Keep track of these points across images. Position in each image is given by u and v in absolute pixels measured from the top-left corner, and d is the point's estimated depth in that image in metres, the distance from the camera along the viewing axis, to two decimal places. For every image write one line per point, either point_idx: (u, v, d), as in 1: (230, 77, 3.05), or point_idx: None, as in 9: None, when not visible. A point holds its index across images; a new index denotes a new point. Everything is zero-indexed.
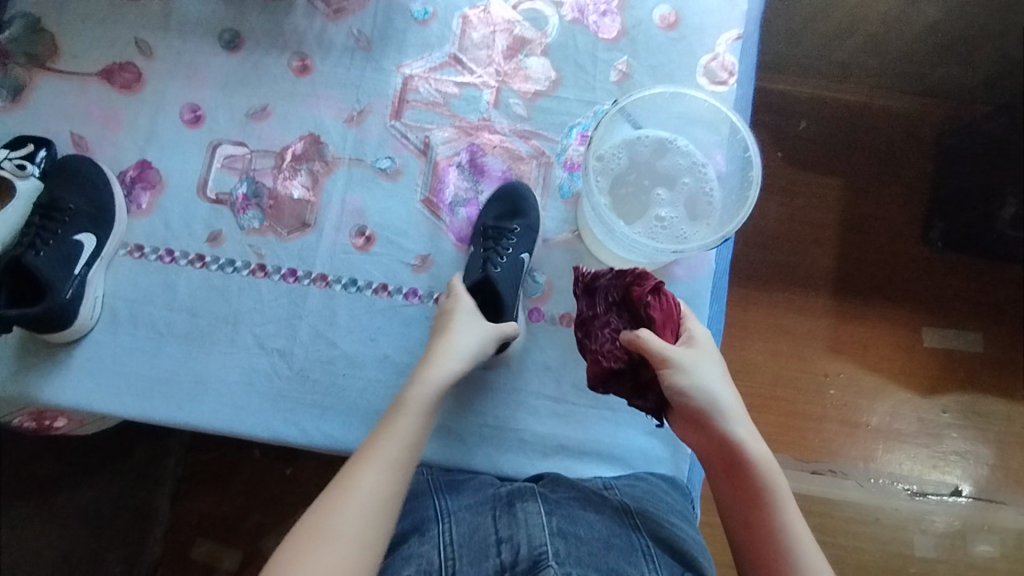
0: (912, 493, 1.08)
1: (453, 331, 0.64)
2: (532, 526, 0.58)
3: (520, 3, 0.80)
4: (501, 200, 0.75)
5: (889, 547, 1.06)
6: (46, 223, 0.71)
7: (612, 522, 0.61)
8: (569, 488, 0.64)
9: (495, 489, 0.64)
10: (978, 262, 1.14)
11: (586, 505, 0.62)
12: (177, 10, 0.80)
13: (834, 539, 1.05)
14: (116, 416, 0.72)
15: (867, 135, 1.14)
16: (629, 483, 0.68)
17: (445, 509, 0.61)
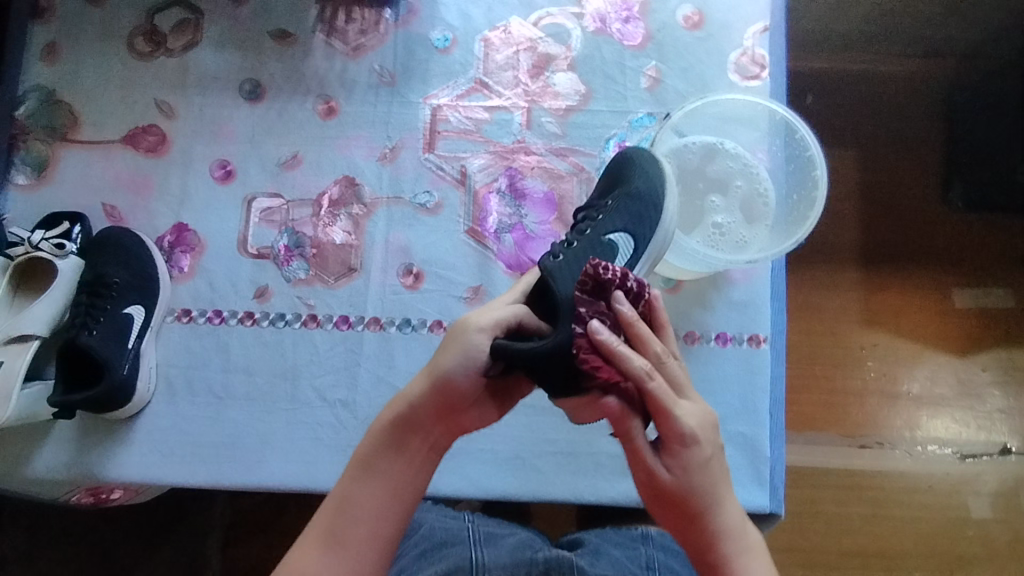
0: (960, 456, 1.07)
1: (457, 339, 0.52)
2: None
3: (540, 19, 0.79)
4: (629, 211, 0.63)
5: (944, 513, 1.05)
6: (95, 300, 0.71)
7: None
8: (608, 565, 0.60)
9: (535, 554, 0.60)
10: (1002, 218, 1.13)
11: None
12: (193, 65, 0.79)
13: (886, 509, 1.05)
14: (184, 486, 0.71)
15: (874, 103, 1.15)
16: (671, 569, 0.63)
17: (482, 564, 0.60)
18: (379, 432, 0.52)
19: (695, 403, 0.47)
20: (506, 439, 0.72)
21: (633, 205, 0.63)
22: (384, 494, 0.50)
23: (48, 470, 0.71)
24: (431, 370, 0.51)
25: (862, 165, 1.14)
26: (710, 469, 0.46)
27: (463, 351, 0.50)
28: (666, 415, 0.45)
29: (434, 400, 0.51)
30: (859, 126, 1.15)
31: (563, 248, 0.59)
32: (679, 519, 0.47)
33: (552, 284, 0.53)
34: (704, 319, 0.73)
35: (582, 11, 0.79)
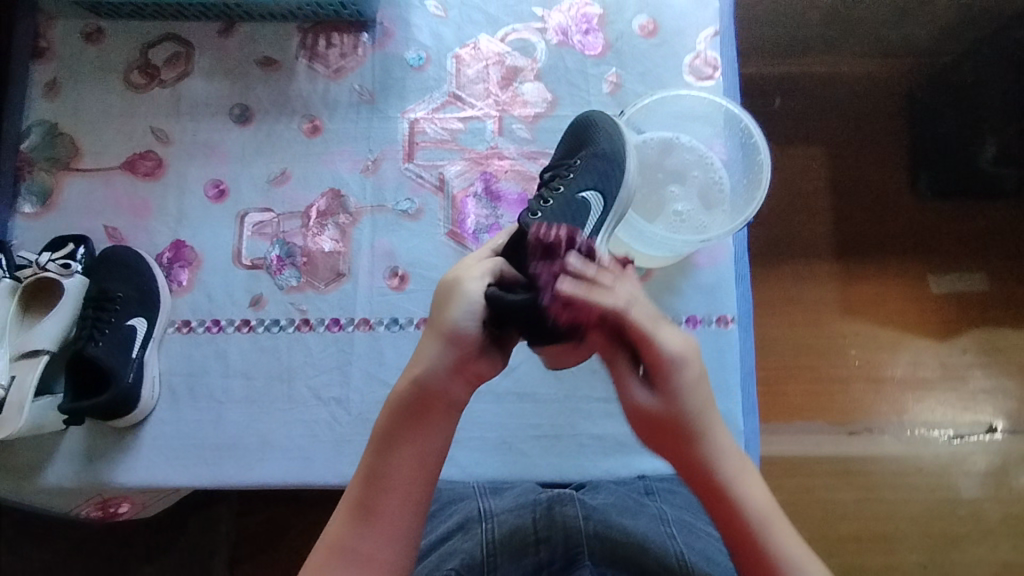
0: (951, 438, 1.12)
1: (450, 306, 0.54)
2: (569, 528, 0.61)
3: (507, 35, 0.85)
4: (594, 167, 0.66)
5: (936, 494, 1.10)
6: (101, 314, 0.76)
7: (649, 527, 0.62)
8: (607, 494, 0.68)
9: (537, 494, 0.67)
10: (973, 203, 1.19)
11: (624, 510, 0.65)
12: (186, 94, 0.84)
13: (880, 494, 1.10)
14: (189, 488, 0.75)
15: (838, 102, 1.22)
16: (669, 491, 0.70)
17: (490, 512, 0.64)
18: (398, 405, 0.56)
19: (673, 331, 0.55)
20: (492, 426, 0.76)
21: (599, 162, 0.67)
22: (412, 466, 0.55)
23: (58, 479, 0.75)
24: (438, 329, 0.54)
25: (834, 160, 1.21)
26: (695, 390, 0.55)
27: (467, 301, 0.53)
28: (648, 339, 0.53)
29: (451, 361, 0.54)
30: (821, 123, 1.21)
31: (539, 207, 0.63)
32: (675, 443, 0.57)
33: (529, 239, 0.56)
34: (673, 303, 0.78)
35: (545, 26, 0.85)
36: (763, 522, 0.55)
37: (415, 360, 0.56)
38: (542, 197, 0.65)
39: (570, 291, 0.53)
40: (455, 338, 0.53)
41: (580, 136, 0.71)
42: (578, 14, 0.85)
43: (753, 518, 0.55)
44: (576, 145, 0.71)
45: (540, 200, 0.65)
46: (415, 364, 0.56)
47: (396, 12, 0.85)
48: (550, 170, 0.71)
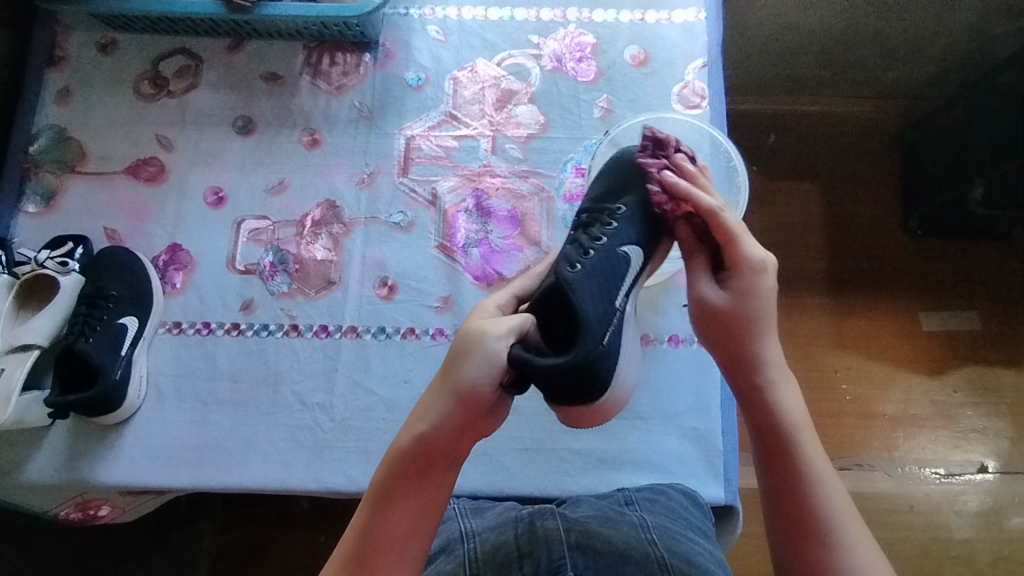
0: (941, 477, 1.12)
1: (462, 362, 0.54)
2: (550, 540, 0.63)
3: (503, 60, 0.88)
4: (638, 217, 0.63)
5: (927, 534, 1.09)
6: (93, 312, 0.77)
7: (629, 535, 0.64)
8: (588, 506, 0.68)
9: (517, 511, 0.68)
10: (960, 243, 1.22)
11: (604, 522, 0.66)
12: (192, 105, 0.88)
13: (871, 532, 1.09)
14: (169, 489, 0.75)
15: (827, 140, 1.26)
16: (649, 498, 0.70)
17: (472, 531, 0.65)
18: (401, 460, 0.56)
19: (760, 249, 0.60)
20: None
21: (645, 214, 0.63)
22: (410, 523, 0.54)
23: (40, 475, 0.75)
24: (452, 386, 0.54)
25: (826, 197, 1.24)
26: (765, 301, 0.59)
27: (484, 359, 0.53)
28: (734, 243, 0.59)
29: (458, 419, 0.54)
30: (811, 160, 1.25)
31: (583, 258, 0.58)
32: (728, 340, 0.60)
33: (574, 300, 0.53)
34: (657, 321, 0.80)
35: (540, 52, 0.88)
36: (797, 436, 0.58)
37: (420, 416, 0.56)
38: (581, 245, 0.59)
39: (602, 358, 0.53)
40: (465, 398, 0.53)
41: (628, 171, 0.65)
42: (572, 42, 0.89)
43: (790, 430, 0.58)
44: (622, 182, 0.65)
45: (580, 250, 0.59)
46: (419, 421, 0.56)
47: (398, 35, 0.89)
48: (588, 205, 0.65)
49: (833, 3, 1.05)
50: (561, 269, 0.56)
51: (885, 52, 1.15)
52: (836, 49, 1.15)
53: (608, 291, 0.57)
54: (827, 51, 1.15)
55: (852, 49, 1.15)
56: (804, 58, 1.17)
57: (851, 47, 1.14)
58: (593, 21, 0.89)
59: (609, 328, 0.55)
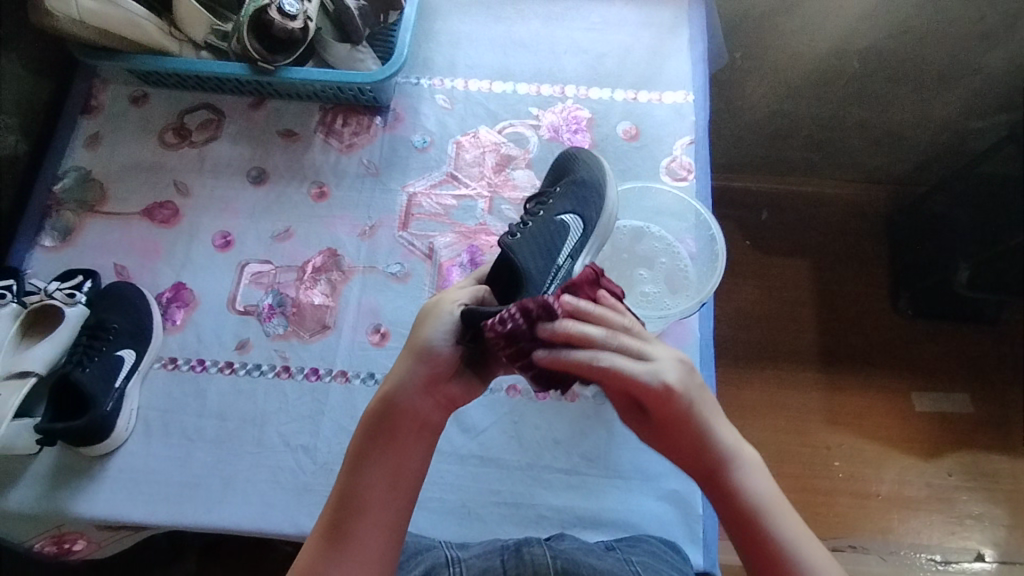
0: (938, 563, 1.09)
1: (423, 326, 0.61)
2: (538, 566, 0.64)
3: (504, 128, 0.95)
4: (572, 196, 0.78)
5: None
6: (93, 343, 0.80)
7: (614, 565, 0.65)
8: (573, 539, 0.70)
9: (502, 542, 0.70)
10: (949, 326, 1.24)
11: (589, 552, 0.67)
12: (211, 155, 0.94)
13: None
14: (145, 524, 0.75)
15: (816, 218, 1.30)
16: (630, 543, 0.70)
17: (458, 561, 0.66)
18: (369, 420, 0.61)
19: (665, 359, 0.57)
20: (452, 488, 0.77)
21: (575, 192, 0.78)
22: (383, 485, 0.59)
23: (19, 504, 0.75)
24: (412, 346, 0.60)
25: (815, 273, 1.27)
26: (692, 409, 0.57)
27: (442, 319, 0.60)
28: (633, 381, 0.55)
29: (422, 377, 0.60)
30: (803, 238, 1.29)
31: (523, 229, 0.74)
32: (677, 445, 0.59)
33: (513, 257, 0.67)
34: None
35: (539, 123, 0.95)
36: (770, 517, 0.58)
37: (387, 380, 0.62)
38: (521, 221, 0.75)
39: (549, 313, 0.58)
40: (425, 354, 0.60)
41: (562, 169, 0.83)
42: (569, 116, 0.95)
43: (762, 508, 0.58)
44: (559, 176, 0.83)
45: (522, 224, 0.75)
46: (385, 385, 0.61)
47: (408, 102, 0.96)
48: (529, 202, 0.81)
49: (819, 92, 1.13)
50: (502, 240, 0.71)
51: (873, 140, 1.20)
52: (823, 135, 1.21)
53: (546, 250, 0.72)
54: (815, 134, 1.21)
55: (838, 137, 1.21)
56: (795, 142, 1.23)
57: (839, 131, 1.20)
58: (589, 97, 0.96)
59: (547, 277, 0.70)
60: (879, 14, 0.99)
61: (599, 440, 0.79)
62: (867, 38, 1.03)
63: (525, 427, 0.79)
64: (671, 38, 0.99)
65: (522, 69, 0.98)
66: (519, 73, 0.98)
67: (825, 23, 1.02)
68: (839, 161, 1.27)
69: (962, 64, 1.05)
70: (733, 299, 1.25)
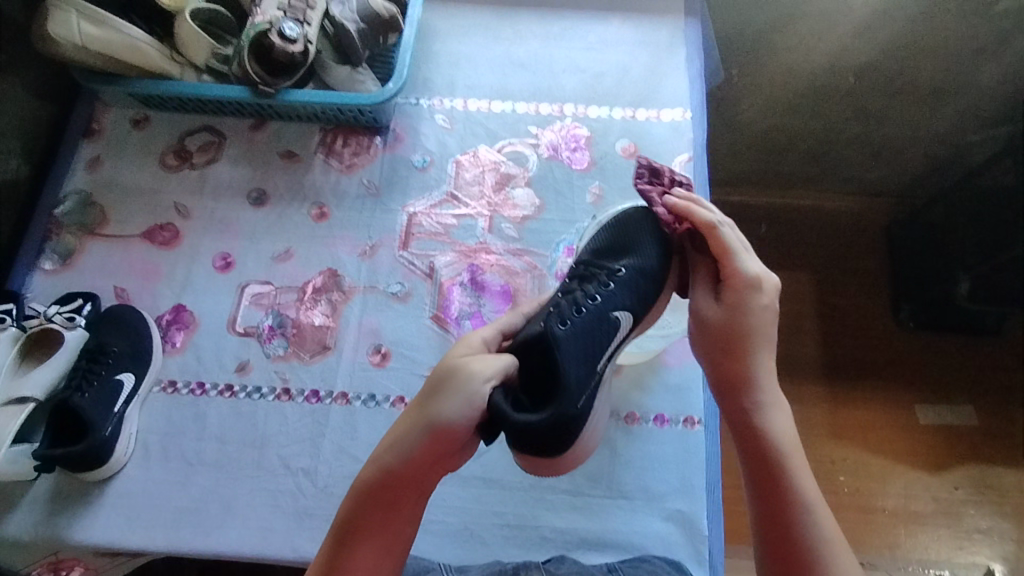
0: None
1: (442, 398, 0.60)
2: None
3: (504, 147, 0.95)
4: (634, 290, 0.66)
5: None
6: (93, 367, 0.80)
7: None
8: (573, 564, 0.70)
9: (502, 566, 0.71)
10: (950, 338, 1.24)
11: None
12: (212, 177, 0.94)
13: None
14: (143, 551, 0.74)
15: (815, 232, 1.31)
16: (632, 565, 0.70)
17: None
18: (369, 486, 0.61)
19: (758, 266, 0.66)
20: (454, 511, 0.76)
21: (638, 282, 0.66)
22: (376, 555, 0.60)
23: (16, 531, 0.74)
24: (429, 421, 0.59)
25: (815, 286, 1.27)
26: (762, 318, 0.64)
27: (465, 398, 0.58)
28: (734, 259, 0.64)
29: (430, 454, 0.60)
30: (803, 252, 1.29)
31: (566, 311, 0.63)
32: (727, 357, 0.65)
33: (560, 359, 0.58)
34: (642, 401, 0.81)
35: (538, 141, 0.95)
36: (786, 451, 0.62)
37: (389, 448, 0.61)
38: (575, 302, 0.65)
39: (574, 420, 0.58)
40: (441, 433, 0.59)
41: (626, 237, 0.69)
42: (568, 134, 0.96)
43: (782, 441, 0.62)
44: (622, 242, 0.69)
45: (573, 305, 0.64)
46: (388, 453, 0.61)
47: (408, 122, 0.97)
48: (585, 263, 0.69)
49: (814, 107, 1.14)
50: (549, 324, 0.61)
51: (869, 153, 1.21)
52: (820, 149, 1.21)
53: (593, 353, 0.61)
54: (812, 148, 1.21)
55: (835, 150, 1.21)
56: (792, 156, 1.23)
57: (836, 146, 1.20)
58: (588, 116, 0.97)
59: (589, 388, 0.60)
60: (873, 30, 1.00)
61: (603, 460, 0.78)
62: (862, 53, 1.04)
63: None
64: (667, 57, 1.00)
65: (521, 89, 0.99)
66: (518, 93, 0.98)
67: (821, 39, 1.03)
68: (839, 176, 1.27)
69: (958, 78, 1.06)
70: None
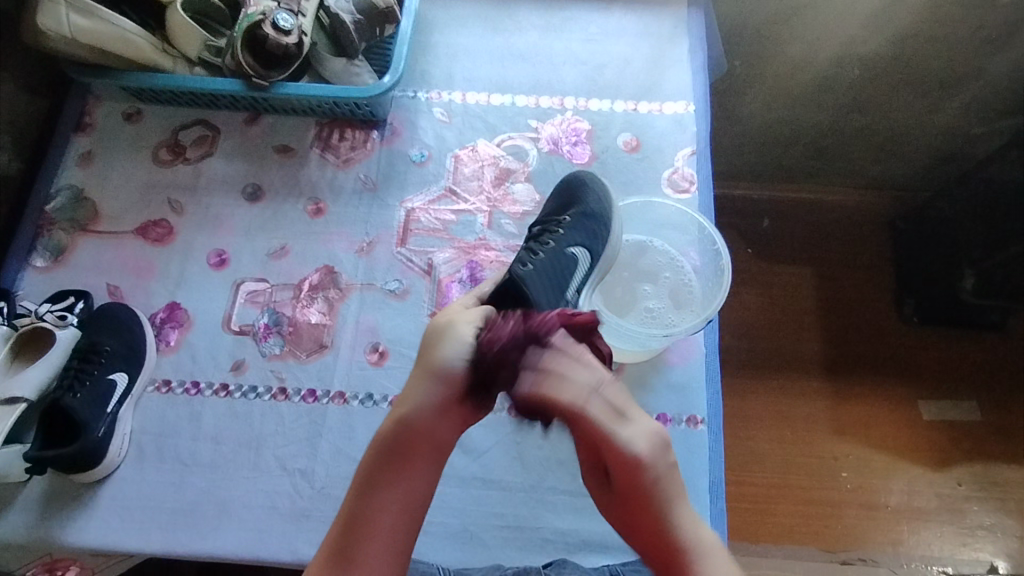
0: None
1: (437, 347, 0.56)
2: None
3: (503, 142, 0.93)
4: (584, 230, 0.75)
5: None
6: (85, 366, 0.78)
7: None
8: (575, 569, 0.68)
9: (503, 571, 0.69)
10: (955, 333, 1.22)
11: None
12: (206, 172, 0.92)
13: None
14: (138, 553, 0.73)
15: (819, 225, 1.29)
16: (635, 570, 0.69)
17: None
18: (383, 438, 0.57)
19: (640, 426, 0.52)
20: (452, 512, 0.75)
21: (586, 222, 0.76)
22: (396, 509, 0.57)
23: (9, 533, 0.73)
24: (431, 368, 0.55)
25: (819, 281, 1.25)
26: (654, 486, 0.53)
27: (460, 344, 0.55)
28: (606, 440, 0.51)
29: (438, 405, 0.55)
30: (807, 248, 1.27)
31: (531, 257, 0.71)
32: (636, 518, 0.55)
33: (528, 291, 0.64)
34: (644, 400, 0.79)
35: (538, 135, 0.93)
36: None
37: (400, 401, 0.57)
38: (534, 250, 0.73)
39: None
40: (448, 379, 0.55)
41: (569, 195, 0.80)
42: (569, 128, 0.94)
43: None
44: (566, 203, 0.80)
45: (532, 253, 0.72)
46: (399, 404, 0.57)
47: (406, 115, 0.95)
48: (539, 224, 0.79)
49: (819, 100, 1.12)
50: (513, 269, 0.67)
51: (874, 146, 1.19)
52: (823, 143, 1.19)
53: (557, 283, 0.68)
54: (816, 142, 1.19)
55: (840, 144, 1.19)
56: (795, 149, 1.21)
57: (841, 139, 1.18)
58: (589, 109, 0.95)
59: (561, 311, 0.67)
60: (880, 21, 0.98)
61: None
62: (869, 44, 1.02)
63: (528, 448, 0.77)
64: (670, 48, 0.98)
65: (521, 81, 0.97)
66: (518, 85, 0.96)
67: (826, 30, 1.01)
68: (844, 170, 1.25)
69: (966, 69, 1.04)
70: (738, 310, 1.23)
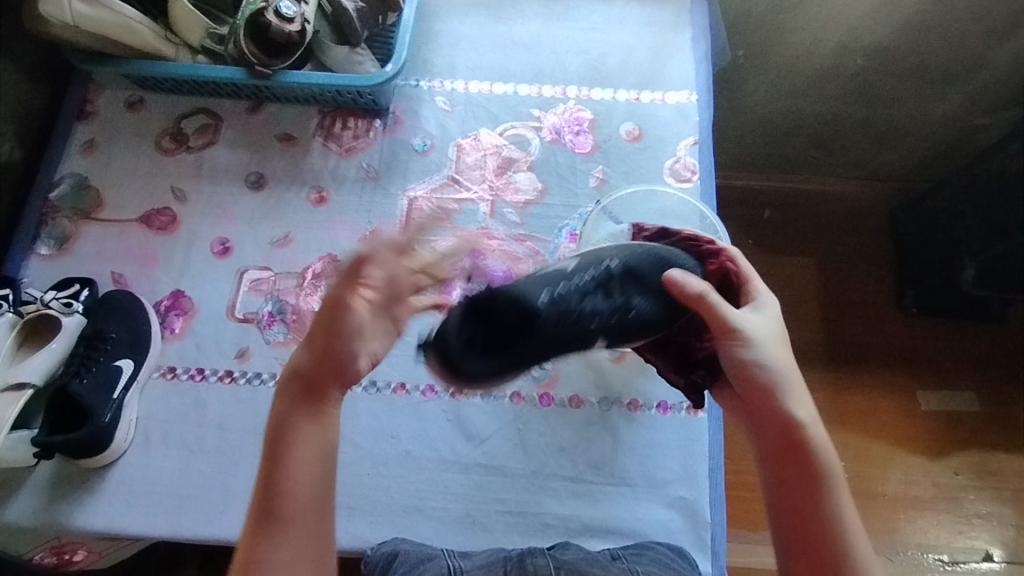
0: (944, 563, 1.08)
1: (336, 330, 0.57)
2: None
3: (505, 131, 0.93)
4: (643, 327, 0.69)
5: None
6: (92, 353, 0.79)
7: None
8: (578, 550, 0.68)
9: (506, 552, 0.69)
10: (953, 323, 1.23)
11: (595, 564, 0.65)
12: (209, 160, 0.93)
13: None
14: (145, 536, 0.74)
15: (821, 217, 1.29)
16: (636, 552, 0.69)
17: (462, 569, 0.65)
18: (288, 399, 0.58)
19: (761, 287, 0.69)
20: (456, 498, 0.76)
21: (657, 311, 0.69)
22: (306, 469, 0.56)
23: (17, 517, 0.74)
24: (318, 347, 0.57)
25: (819, 272, 1.26)
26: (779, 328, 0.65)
27: (357, 329, 0.57)
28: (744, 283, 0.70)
29: (324, 370, 0.57)
30: (810, 236, 1.27)
31: (575, 290, 0.64)
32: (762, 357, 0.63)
33: (531, 350, 0.61)
34: (645, 388, 0.80)
35: (541, 124, 0.93)
36: (834, 490, 0.60)
37: (289, 370, 0.58)
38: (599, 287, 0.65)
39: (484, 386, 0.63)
40: (335, 361, 0.57)
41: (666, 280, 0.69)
42: (571, 117, 0.94)
43: (830, 483, 0.60)
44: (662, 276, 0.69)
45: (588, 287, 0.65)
46: (288, 378, 0.58)
47: (408, 104, 0.95)
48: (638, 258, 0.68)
49: (819, 90, 1.11)
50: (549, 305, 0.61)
51: (876, 136, 1.19)
52: (825, 133, 1.19)
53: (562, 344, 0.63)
54: (818, 131, 1.19)
55: (842, 133, 1.19)
56: (797, 139, 1.21)
57: (842, 128, 1.18)
58: (591, 98, 0.95)
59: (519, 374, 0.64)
60: (887, 11, 0.97)
61: (605, 447, 0.78)
62: (874, 35, 1.01)
63: (530, 435, 0.78)
64: (673, 37, 0.98)
65: (523, 70, 0.97)
66: (520, 74, 0.96)
67: (832, 20, 1.00)
68: (847, 160, 1.25)
69: (969, 59, 1.03)
70: None
